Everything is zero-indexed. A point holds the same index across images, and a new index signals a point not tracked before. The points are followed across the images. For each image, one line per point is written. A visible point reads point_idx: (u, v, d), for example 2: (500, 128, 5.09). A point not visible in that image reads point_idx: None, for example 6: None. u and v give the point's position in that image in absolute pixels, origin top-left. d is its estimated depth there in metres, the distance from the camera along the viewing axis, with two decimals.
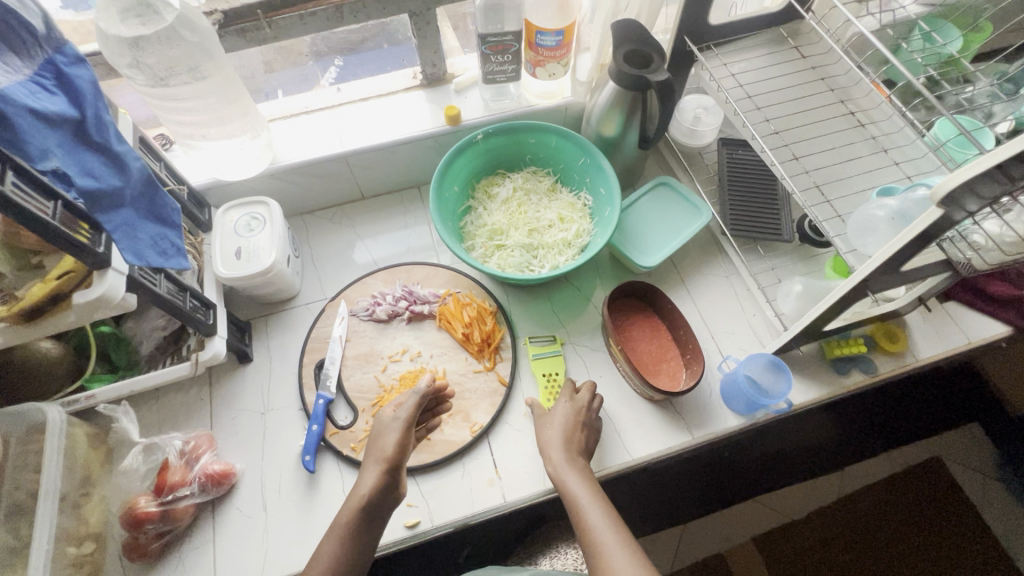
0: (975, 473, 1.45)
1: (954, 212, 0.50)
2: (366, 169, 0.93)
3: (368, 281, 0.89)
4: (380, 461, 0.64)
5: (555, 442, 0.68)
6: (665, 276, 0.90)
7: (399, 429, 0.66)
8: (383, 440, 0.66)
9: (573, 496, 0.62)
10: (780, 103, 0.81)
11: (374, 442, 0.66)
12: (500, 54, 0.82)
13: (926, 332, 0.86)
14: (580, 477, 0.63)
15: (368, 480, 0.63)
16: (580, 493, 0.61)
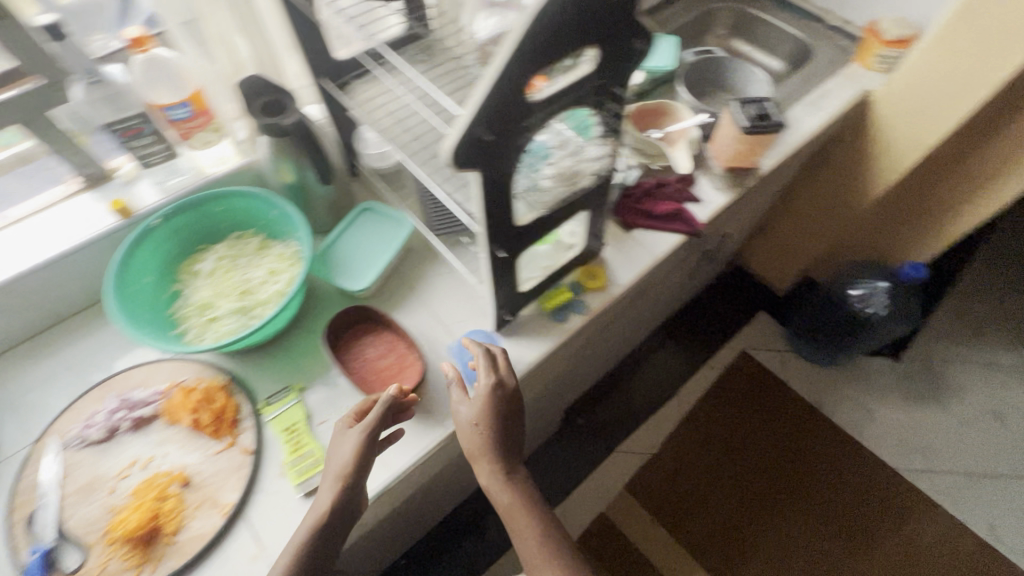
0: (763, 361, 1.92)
1: (496, 167, 0.59)
2: (44, 291, 0.86)
3: (79, 405, 0.82)
4: (334, 483, 0.69)
5: (492, 438, 0.78)
6: (393, 291, 0.95)
7: (354, 443, 0.71)
8: (339, 455, 0.71)
9: (505, 489, 0.79)
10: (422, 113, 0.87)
11: (334, 464, 0.71)
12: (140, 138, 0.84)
13: (621, 260, 1.00)
14: (503, 485, 0.79)
15: (327, 501, 0.68)
16: (512, 491, 0.79)
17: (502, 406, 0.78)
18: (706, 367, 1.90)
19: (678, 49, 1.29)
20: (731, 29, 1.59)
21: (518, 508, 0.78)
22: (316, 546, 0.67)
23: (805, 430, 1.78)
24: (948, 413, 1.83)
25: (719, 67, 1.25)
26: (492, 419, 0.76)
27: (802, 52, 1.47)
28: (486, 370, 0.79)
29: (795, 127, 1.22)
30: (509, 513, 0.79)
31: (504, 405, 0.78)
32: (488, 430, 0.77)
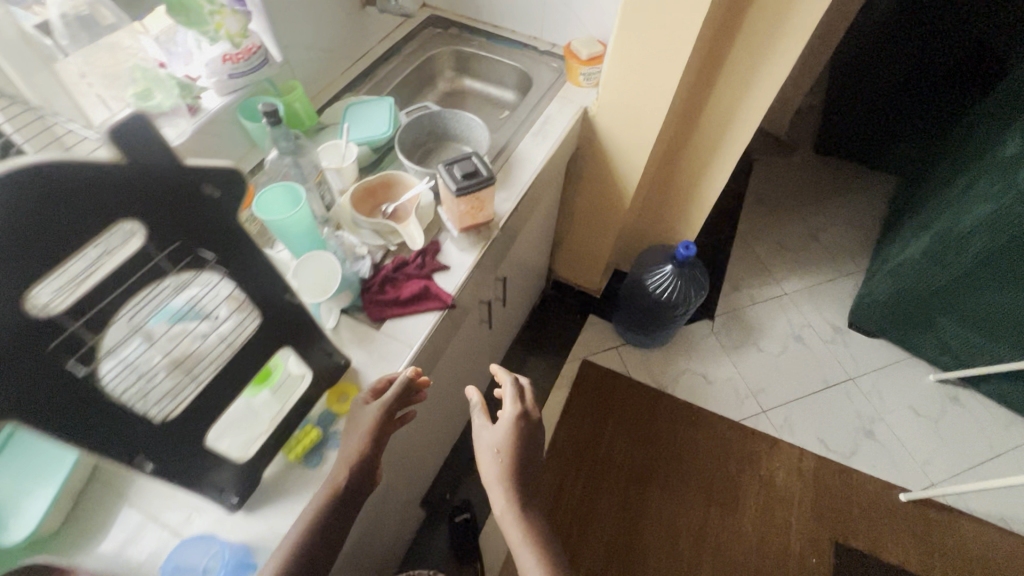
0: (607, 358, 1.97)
1: (62, 396, 0.44)
2: None
3: None
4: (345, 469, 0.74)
5: (502, 465, 0.93)
6: (95, 507, 0.75)
7: (379, 412, 0.78)
8: (354, 431, 0.77)
9: (507, 511, 0.92)
10: None
11: (378, 432, 0.77)
12: None
13: (374, 366, 0.90)
14: (513, 505, 0.92)
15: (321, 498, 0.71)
16: (510, 516, 0.92)
17: (526, 433, 0.95)
18: (555, 388, 1.89)
19: (392, 113, 1.23)
20: (458, 70, 1.59)
21: (522, 524, 0.91)
22: (312, 545, 0.68)
23: (656, 418, 1.85)
24: (764, 351, 2.03)
25: (437, 121, 1.22)
26: (519, 446, 0.93)
27: (524, 80, 1.51)
28: (516, 402, 0.96)
29: (527, 161, 1.24)
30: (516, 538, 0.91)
31: (525, 433, 0.95)
32: (508, 457, 0.92)
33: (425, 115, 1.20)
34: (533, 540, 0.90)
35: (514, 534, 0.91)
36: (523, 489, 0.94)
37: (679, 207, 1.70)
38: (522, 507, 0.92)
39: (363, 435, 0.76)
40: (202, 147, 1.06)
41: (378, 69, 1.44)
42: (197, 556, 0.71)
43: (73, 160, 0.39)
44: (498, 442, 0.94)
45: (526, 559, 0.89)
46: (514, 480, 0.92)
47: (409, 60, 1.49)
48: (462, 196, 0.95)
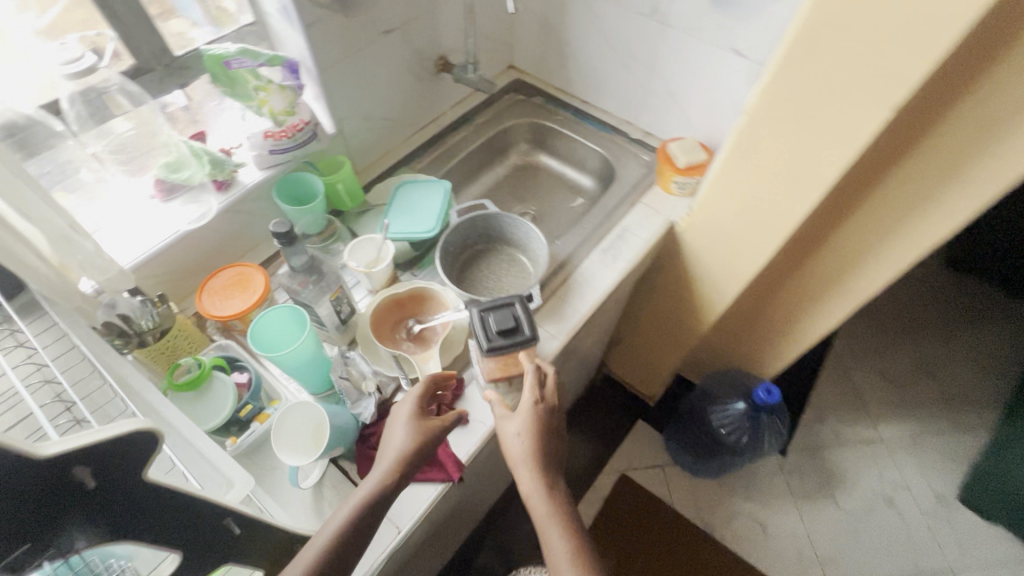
0: (651, 473, 1.73)
1: None
2: None
3: None
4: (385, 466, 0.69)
5: (523, 454, 0.75)
6: None
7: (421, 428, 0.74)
8: (393, 442, 0.72)
9: (530, 497, 0.74)
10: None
11: (419, 435, 0.73)
12: None
13: None
14: (542, 495, 0.74)
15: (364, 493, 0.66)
16: (537, 501, 0.74)
17: (548, 422, 0.78)
18: (584, 501, 1.67)
19: (444, 205, 1.07)
20: (535, 144, 1.42)
21: (553, 510, 0.73)
22: (354, 531, 0.64)
23: (695, 560, 1.58)
24: (844, 512, 1.68)
25: (493, 224, 1.04)
26: (541, 435, 0.75)
27: (607, 170, 1.31)
28: (533, 388, 0.77)
29: (590, 286, 1.03)
30: (541, 523, 0.73)
31: (548, 422, 0.77)
32: (529, 448, 0.75)
33: (480, 216, 1.03)
34: (565, 530, 0.72)
35: (541, 521, 0.74)
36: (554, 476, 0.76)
37: (768, 345, 1.38)
38: (547, 493, 0.74)
39: (405, 437, 0.72)
40: (226, 227, 0.95)
41: (447, 140, 1.29)
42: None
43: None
44: (522, 428, 0.76)
45: (556, 550, 0.71)
46: (543, 465, 0.75)
47: (482, 131, 1.33)
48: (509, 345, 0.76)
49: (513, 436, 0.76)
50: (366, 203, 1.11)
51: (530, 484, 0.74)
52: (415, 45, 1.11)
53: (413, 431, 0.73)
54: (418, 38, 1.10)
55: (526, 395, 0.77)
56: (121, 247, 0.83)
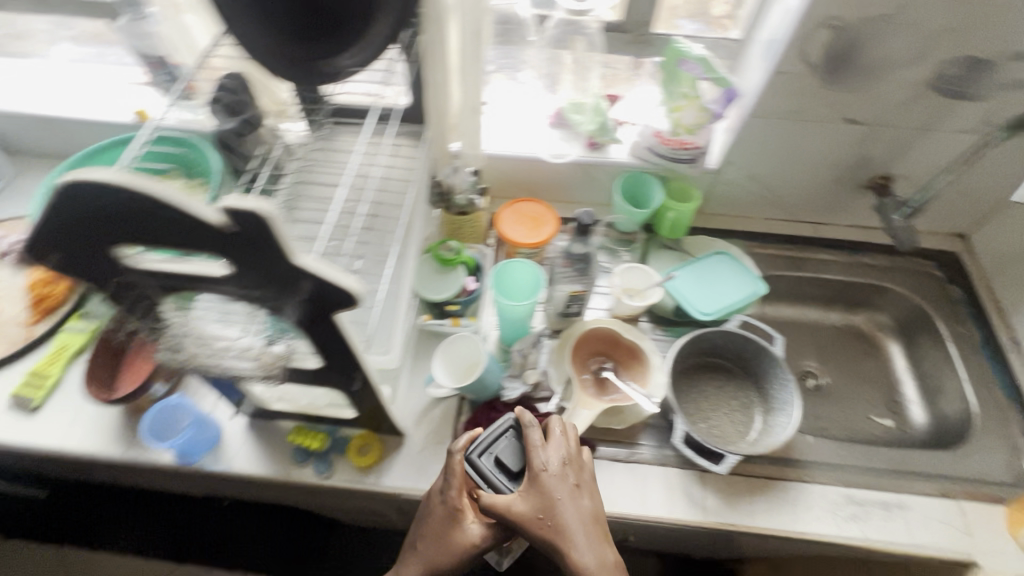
0: None
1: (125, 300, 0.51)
2: (74, 137, 1.08)
3: (22, 221, 1.03)
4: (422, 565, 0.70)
5: (544, 493, 0.68)
6: None
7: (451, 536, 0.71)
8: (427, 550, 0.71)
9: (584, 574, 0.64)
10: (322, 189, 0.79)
11: (453, 544, 0.70)
12: (158, 72, 0.96)
13: (410, 462, 0.82)
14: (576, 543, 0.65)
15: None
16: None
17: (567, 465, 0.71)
18: None
19: (738, 303, 0.93)
20: (901, 328, 1.10)
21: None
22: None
23: None
24: None
25: (761, 361, 0.90)
26: (559, 483, 0.68)
27: (955, 430, 0.94)
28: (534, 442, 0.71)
29: (794, 512, 0.80)
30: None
31: (566, 468, 0.70)
32: (549, 495, 0.68)
33: (756, 343, 0.88)
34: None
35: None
36: (605, 546, 0.67)
37: None
38: (601, 561, 0.65)
39: (437, 544, 0.70)
40: (567, 175, 1.02)
41: (808, 250, 1.10)
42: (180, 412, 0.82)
43: (161, 195, 0.38)
44: (550, 490, 0.68)
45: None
46: (577, 525, 0.67)
47: (853, 271, 1.09)
48: (533, 458, 0.70)
49: (535, 505, 0.67)
50: (679, 242, 1.06)
51: (572, 549, 0.65)
52: (868, 150, 0.93)
53: (446, 537, 0.70)
54: (878, 145, 0.91)
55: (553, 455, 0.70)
56: (492, 136, 0.99)
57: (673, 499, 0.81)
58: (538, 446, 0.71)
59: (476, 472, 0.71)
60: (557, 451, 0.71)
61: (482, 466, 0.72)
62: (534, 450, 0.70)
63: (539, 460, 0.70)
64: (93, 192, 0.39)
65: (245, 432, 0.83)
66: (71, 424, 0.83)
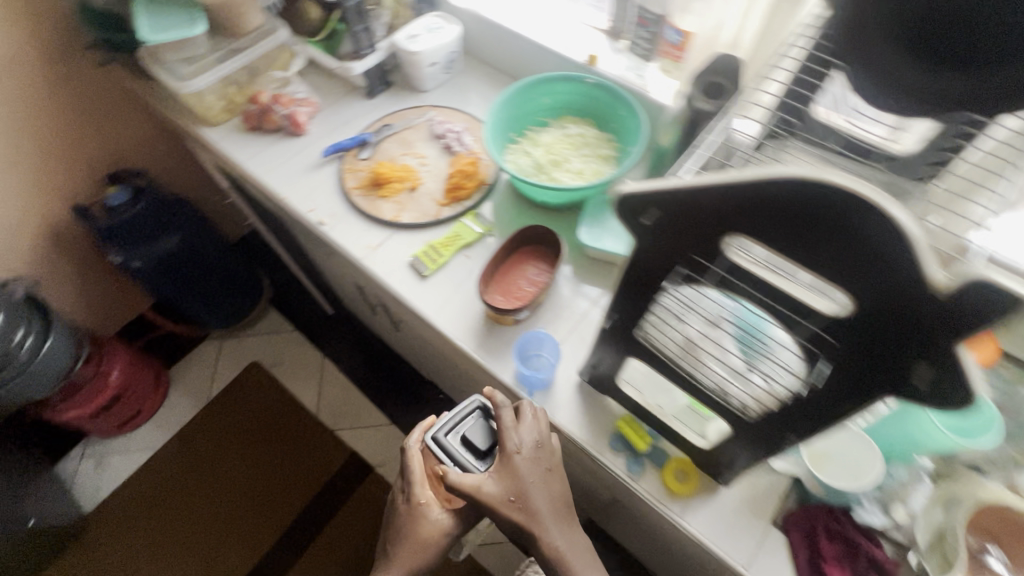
0: None
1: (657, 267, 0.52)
2: (523, 57, 1.19)
3: (456, 115, 1.19)
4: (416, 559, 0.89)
5: (521, 480, 0.73)
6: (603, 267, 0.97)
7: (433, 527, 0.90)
8: (420, 540, 0.89)
9: (563, 559, 0.72)
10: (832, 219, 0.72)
11: (422, 534, 0.89)
12: (642, 29, 0.97)
13: (719, 516, 0.75)
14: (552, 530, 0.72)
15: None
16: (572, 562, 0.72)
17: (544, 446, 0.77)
18: None
19: None
20: None
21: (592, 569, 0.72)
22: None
23: None
24: None
25: None
26: (530, 472, 0.74)
27: None
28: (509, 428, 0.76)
29: None
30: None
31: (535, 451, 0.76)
32: (525, 479, 0.73)
33: None
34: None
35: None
36: (570, 526, 0.75)
37: None
38: (568, 540, 0.73)
39: (424, 523, 0.90)
40: None
41: None
42: (543, 349, 0.88)
43: (907, 232, 0.35)
44: (523, 474, 0.73)
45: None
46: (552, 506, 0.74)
47: None
48: (507, 439, 0.75)
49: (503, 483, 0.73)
50: None
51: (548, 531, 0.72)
52: None
53: (429, 528, 0.90)
54: None
55: (522, 428, 0.76)
56: None
57: None
58: (519, 429, 0.75)
59: (442, 451, 0.78)
60: (533, 432, 0.77)
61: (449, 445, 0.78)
62: (508, 431, 0.75)
63: (513, 443, 0.75)
64: (830, 195, 0.37)
65: (574, 391, 0.85)
66: (444, 302, 0.95)
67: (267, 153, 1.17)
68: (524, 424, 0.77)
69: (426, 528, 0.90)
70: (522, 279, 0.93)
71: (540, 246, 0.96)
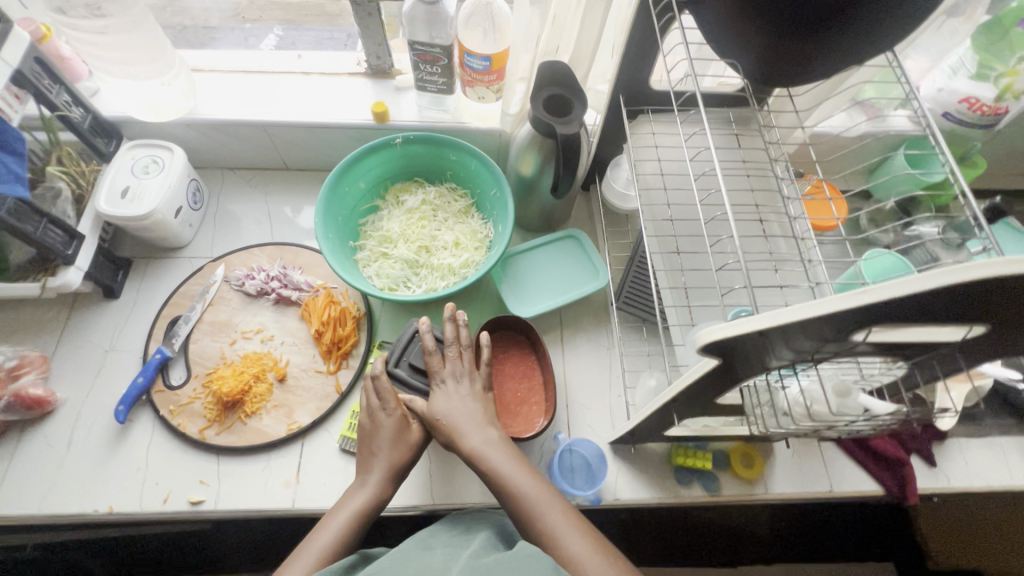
0: None
1: (761, 357, 0.44)
2: (287, 144, 0.92)
3: (254, 253, 0.89)
4: (382, 472, 0.65)
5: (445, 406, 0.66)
6: (545, 323, 0.88)
7: (398, 446, 0.66)
8: (379, 453, 0.66)
9: (498, 477, 0.61)
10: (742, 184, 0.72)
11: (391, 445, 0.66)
12: (429, 65, 0.80)
13: (789, 467, 0.80)
14: (480, 440, 0.63)
15: (357, 500, 0.63)
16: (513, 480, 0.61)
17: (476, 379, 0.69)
18: None
19: None
20: None
21: (534, 483, 0.61)
22: (368, 522, 0.62)
23: None
24: None
25: None
26: (459, 392, 0.67)
27: None
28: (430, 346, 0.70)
29: None
30: (524, 508, 0.59)
31: (460, 372, 0.69)
32: (454, 403, 0.66)
33: None
34: (562, 508, 0.59)
35: (527, 510, 0.59)
36: (493, 429, 0.65)
37: None
38: (487, 443, 0.64)
39: (386, 443, 0.66)
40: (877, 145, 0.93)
41: None
42: (574, 451, 0.77)
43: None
44: (446, 403, 0.66)
45: (570, 549, 0.55)
46: (477, 420, 0.65)
47: None
48: (431, 373, 0.69)
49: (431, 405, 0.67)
50: None
51: (470, 446, 0.63)
52: None
53: (390, 447, 0.66)
54: None
55: (447, 361, 0.69)
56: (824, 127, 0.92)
57: None
58: (445, 361, 0.69)
59: (397, 382, 0.72)
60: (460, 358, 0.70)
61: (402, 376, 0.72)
62: (431, 365, 0.69)
63: (438, 375, 0.68)
64: (986, 282, 0.33)
65: (615, 459, 0.79)
66: (426, 475, 0.77)
67: (12, 471, 0.73)
68: (449, 356, 0.69)
69: (392, 452, 0.66)
70: (506, 369, 0.81)
71: (499, 334, 0.83)
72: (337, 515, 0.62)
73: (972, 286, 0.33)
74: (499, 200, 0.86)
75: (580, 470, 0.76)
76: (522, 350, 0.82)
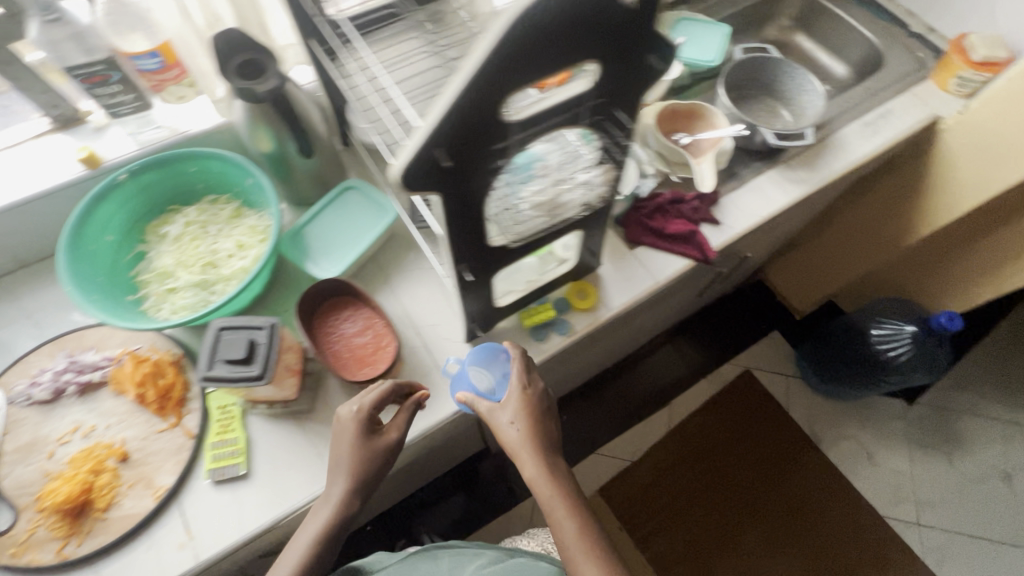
0: (779, 375, 1.83)
1: (469, 180, 0.50)
2: (5, 236, 0.82)
3: (29, 360, 0.79)
4: (346, 486, 0.70)
5: (512, 411, 0.75)
6: (367, 274, 0.90)
7: (377, 456, 0.71)
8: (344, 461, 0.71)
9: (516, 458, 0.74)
10: (449, 68, 0.77)
11: (368, 451, 0.71)
12: (103, 86, 0.74)
13: (617, 281, 0.91)
14: (516, 431, 0.74)
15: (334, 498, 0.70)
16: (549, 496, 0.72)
17: (539, 404, 0.77)
18: (702, 383, 1.81)
19: (724, 43, 1.13)
20: (800, 20, 1.40)
21: (545, 476, 0.73)
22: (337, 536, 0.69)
23: (796, 468, 1.70)
24: (958, 470, 1.72)
25: (767, 68, 1.11)
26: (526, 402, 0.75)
27: (870, 61, 1.30)
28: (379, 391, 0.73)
29: (846, 149, 1.08)
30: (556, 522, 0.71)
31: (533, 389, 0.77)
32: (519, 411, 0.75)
33: (761, 57, 1.09)
34: (581, 526, 0.70)
35: (557, 524, 0.71)
36: (542, 427, 0.76)
37: (958, 284, 1.42)
38: (517, 439, 0.74)
39: (355, 454, 0.70)
40: None
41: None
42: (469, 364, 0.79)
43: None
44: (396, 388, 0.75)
45: (564, 534, 0.70)
46: (531, 428, 0.75)
47: None
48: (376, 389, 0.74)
49: (499, 418, 0.75)
50: None
51: (509, 436, 0.74)
52: None
53: (354, 452, 0.71)
54: None
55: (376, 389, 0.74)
56: None
57: (785, 187, 1.03)
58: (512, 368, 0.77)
59: (221, 384, 0.65)
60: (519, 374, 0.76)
61: (221, 377, 0.65)
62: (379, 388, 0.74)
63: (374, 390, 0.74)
64: (537, 17, 0.40)
65: None
66: (317, 460, 0.77)
67: None
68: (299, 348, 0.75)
69: (359, 459, 0.70)
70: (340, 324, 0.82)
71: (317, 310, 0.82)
72: (313, 520, 0.69)
73: (531, 26, 0.40)
74: (259, 185, 0.84)
75: (483, 372, 0.79)
76: (345, 298, 0.84)
